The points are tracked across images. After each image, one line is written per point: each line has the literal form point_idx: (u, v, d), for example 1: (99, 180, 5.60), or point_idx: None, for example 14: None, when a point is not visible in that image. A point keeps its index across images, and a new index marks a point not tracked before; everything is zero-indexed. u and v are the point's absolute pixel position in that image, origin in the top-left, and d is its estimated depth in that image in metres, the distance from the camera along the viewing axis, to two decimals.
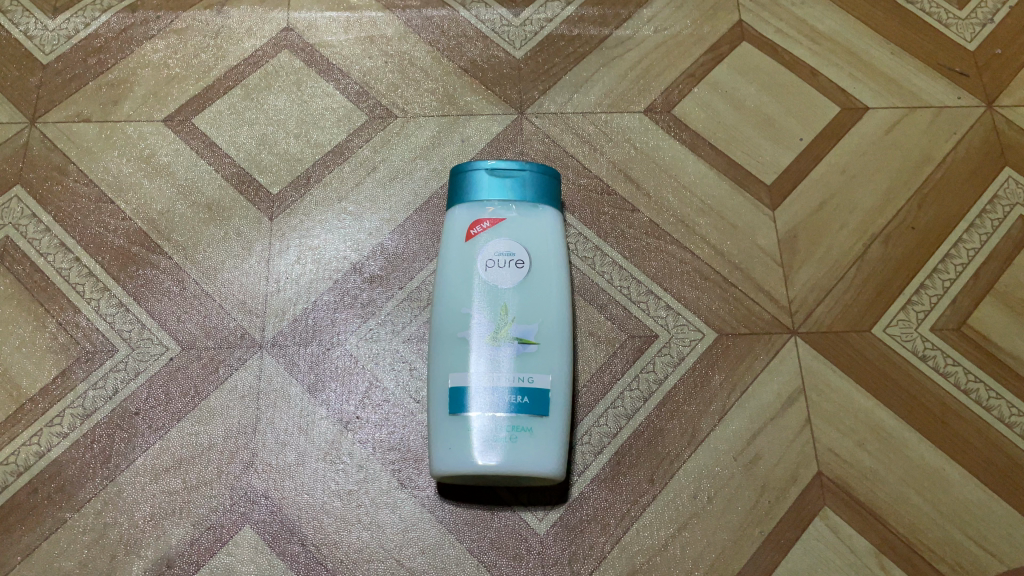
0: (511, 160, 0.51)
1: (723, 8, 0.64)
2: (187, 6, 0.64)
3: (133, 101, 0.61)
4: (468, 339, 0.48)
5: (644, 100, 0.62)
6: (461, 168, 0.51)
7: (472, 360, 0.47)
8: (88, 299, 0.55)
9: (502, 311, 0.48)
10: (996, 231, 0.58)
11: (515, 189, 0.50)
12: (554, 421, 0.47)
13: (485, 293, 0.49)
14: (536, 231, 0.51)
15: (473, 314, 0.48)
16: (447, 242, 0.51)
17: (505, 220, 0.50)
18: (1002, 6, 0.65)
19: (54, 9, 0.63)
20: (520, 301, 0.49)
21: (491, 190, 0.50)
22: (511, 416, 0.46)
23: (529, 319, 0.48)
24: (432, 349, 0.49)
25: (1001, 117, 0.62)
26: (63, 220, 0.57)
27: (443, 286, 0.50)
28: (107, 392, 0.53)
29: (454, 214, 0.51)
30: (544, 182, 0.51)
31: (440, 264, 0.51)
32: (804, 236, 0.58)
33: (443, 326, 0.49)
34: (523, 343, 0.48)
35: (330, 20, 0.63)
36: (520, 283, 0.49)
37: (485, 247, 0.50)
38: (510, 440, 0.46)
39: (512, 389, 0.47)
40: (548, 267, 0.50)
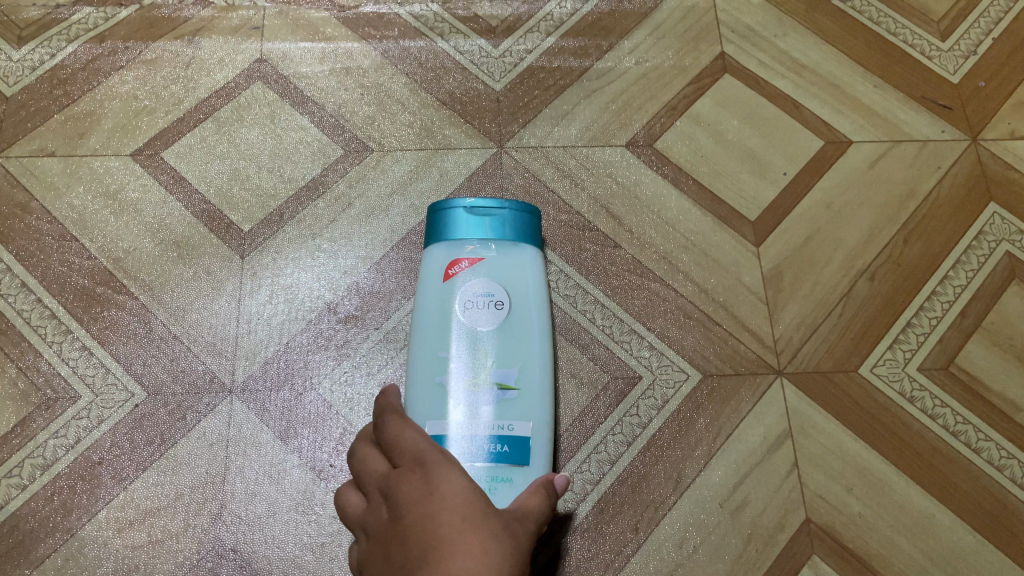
0: (491, 197, 0.49)
1: (705, 40, 0.64)
2: (156, 37, 0.62)
3: (100, 134, 0.59)
4: (446, 384, 0.46)
5: (626, 134, 0.60)
6: (439, 208, 0.50)
7: (451, 405, 0.45)
8: (50, 343, 0.53)
9: (480, 354, 0.46)
10: (983, 267, 0.57)
11: (494, 228, 0.49)
12: (535, 469, 0.45)
13: (463, 336, 0.47)
14: (516, 272, 0.49)
15: (451, 358, 0.46)
16: (426, 285, 0.49)
17: (483, 260, 0.48)
18: (986, 37, 0.65)
19: (19, 39, 0.61)
20: (499, 345, 0.47)
21: (469, 229, 0.49)
22: (489, 464, 0.44)
23: (508, 364, 0.46)
24: (410, 397, 0.47)
25: (985, 150, 0.61)
26: (25, 259, 0.55)
27: (421, 329, 0.48)
28: (69, 441, 0.50)
29: (432, 254, 0.50)
30: (524, 221, 0.50)
31: (418, 307, 0.50)
32: (789, 273, 0.57)
33: (421, 371, 0.47)
34: (502, 388, 0.46)
35: (305, 51, 0.62)
36: (500, 326, 0.47)
37: (464, 289, 0.48)
38: (489, 489, 0.44)
39: (490, 436, 0.44)
40: (528, 309, 0.48)
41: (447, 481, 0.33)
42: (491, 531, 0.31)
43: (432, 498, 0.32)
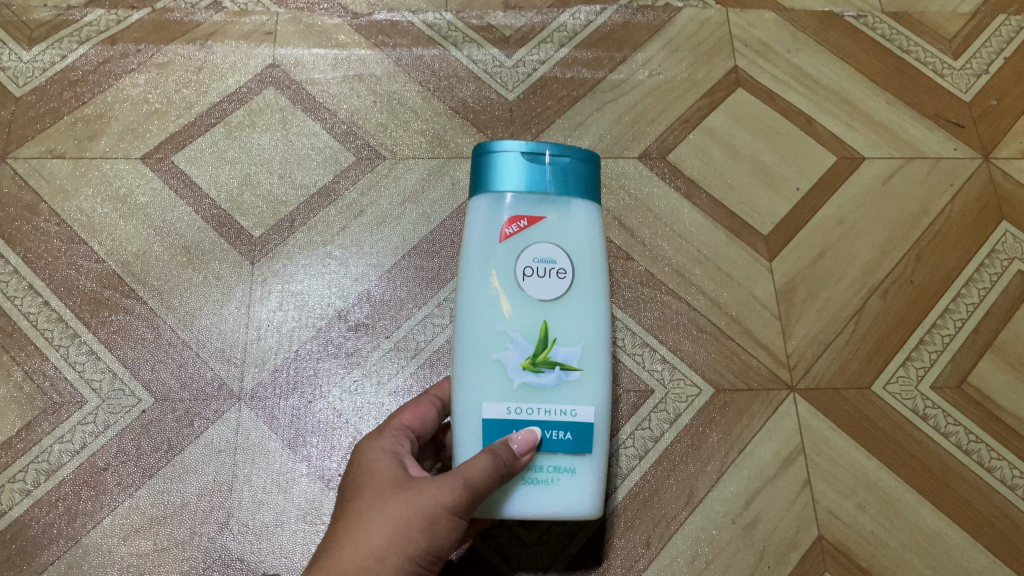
0: (553, 143, 0.37)
1: (719, 53, 0.64)
2: (168, 40, 0.62)
3: (109, 137, 0.58)
4: (502, 362, 0.36)
5: (639, 145, 0.60)
6: (488, 146, 0.38)
7: (510, 388, 0.36)
8: (56, 347, 0.52)
9: (543, 328, 0.36)
10: (994, 286, 0.57)
11: (558, 177, 0.37)
12: (598, 460, 0.37)
13: (522, 307, 0.36)
14: (581, 233, 0.38)
15: (508, 332, 0.36)
16: (471, 239, 0.38)
17: (546, 218, 0.37)
18: (996, 57, 0.65)
19: (29, 40, 0.61)
20: (565, 317, 0.37)
21: (532, 175, 0.37)
22: (549, 454, 0.36)
23: (574, 340, 0.36)
24: (455, 373, 0.37)
25: (997, 169, 0.61)
26: (32, 262, 0.54)
27: (466, 292, 0.37)
28: (74, 447, 0.50)
29: (477, 203, 0.38)
30: (588, 172, 0.38)
31: (462, 263, 0.38)
32: (802, 289, 0.57)
33: (468, 346, 0.37)
34: (567, 368, 0.36)
35: (318, 56, 0.62)
36: (566, 295, 0.37)
37: (522, 251, 0.37)
38: (550, 481, 0.36)
39: (551, 425, 0.36)
40: (596, 274, 0.38)
41: (372, 455, 0.38)
42: (388, 496, 0.36)
43: (356, 468, 0.38)
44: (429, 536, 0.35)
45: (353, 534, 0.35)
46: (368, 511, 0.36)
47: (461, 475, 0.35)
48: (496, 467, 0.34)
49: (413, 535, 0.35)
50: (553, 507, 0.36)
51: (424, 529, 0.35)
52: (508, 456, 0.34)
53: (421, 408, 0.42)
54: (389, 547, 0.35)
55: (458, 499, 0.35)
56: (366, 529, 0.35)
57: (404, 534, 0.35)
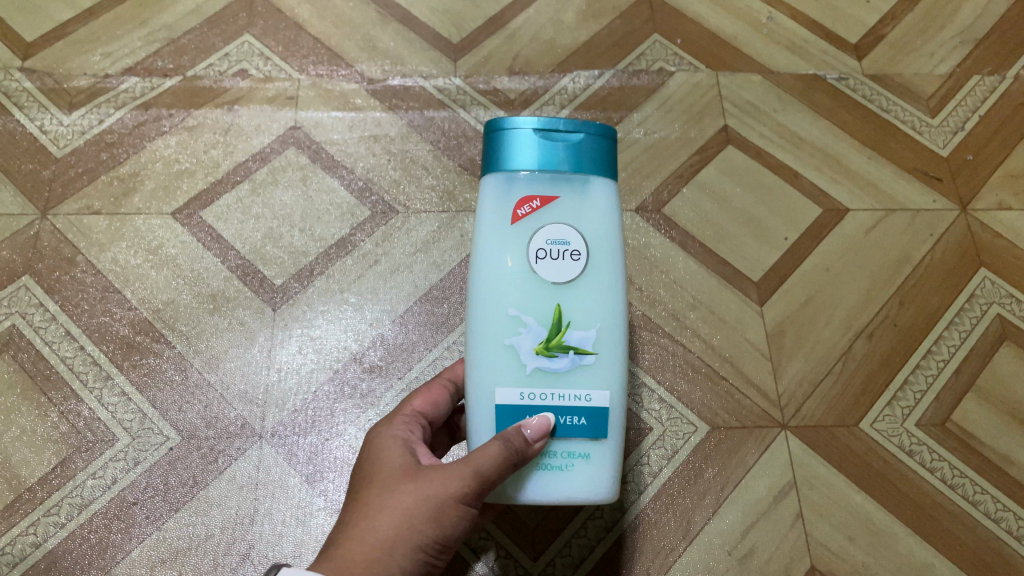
0: (565, 120, 0.39)
1: (710, 113, 0.68)
2: (198, 105, 0.67)
3: (142, 194, 0.63)
4: (516, 347, 0.38)
5: (636, 198, 0.64)
6: (500, 126, 0.39)
7: (523, 373, 0.38)
8: (91, 388, 0.56)
9: (556, 312, 0.38)
10: (975, 329, 0.61)
11: (571, 160, 0.39)
12: (613, 444, 0.39)
13: (534, 291, 0.38)
14: (594, 215, 0.39)
15: (521, 317, 0.38)
16: (484, 220, 0.40)
17: (557, 199, 0.39)
18: (971, 115, 0.70)
19: (70, 106, 0.66)
20: (577, 300, 0.38)
21: (544, 160, 0.38)
22: (563, 439, 0.38)
23: (587, 324, 0.38)
24: (470, 356, 0.39)
25: (975, 219, 0.65)
26: (69, 309, 0.58)
27: (480, 276, 0.39)
28: (106, 482, 0.53)
29: (490, 186, 0.39)
30: (601, 149, 0.40)
31: (476, 245, 0.40)
32: (791, 332, 0.60)
33: (482, 330, 0.39)
34: (580, 352, 0.38)
35: (336, 119, 0.66)
36: (579, 278, 0.38)
37: (534, 234, 0.38)
38: (564, 467, 0.38)
39: (564, 410, 0.38)
40: (610, 256, 0.39)
41: (383, 445, 0.40)
42: (398, 484, 0.37)
43: (366, 457, 0.40)
44: (438, 526, 0.36)
45: (361, 522, 0.36)
46: (378, 501, 0.37)
47: (474, 463, 0.36)
48: (507, 454, 0.36)
49: (421, 526, 0.36)
50: (567, 492, 0.38)
51: (433, 519, 0.36)
52: (521, 442, 0.36)
53: (433, 393, 0.44)
54: (397, 538, 0.36)
55: (471, 487, 0.36)
56: (375, 519, 0.36)
57: (412, 525, 0.36)
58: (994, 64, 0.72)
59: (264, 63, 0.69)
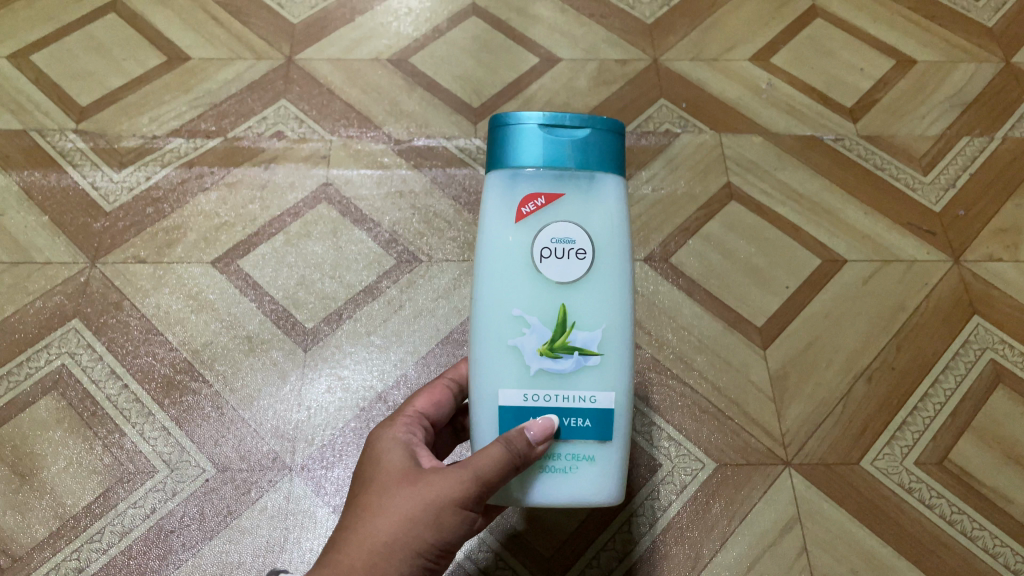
0: (570, 116, 0.39)
1: (713, 171, 0.73)
2: (238, 163, 0.72)
3: (185, 245, 0.68)
4: (520, 347, 0.39)
5: (644, 249, 0.68)
6: (506, 121, 0.39)
7: (527, 374, 0.39)
8: (133, 423, 0.59)
9: (561, 312, 0.38)
10: (970, 373, 0.63)
11: (577, 158, 0.39)
12: (618, 447, 0.40)
13: (539, 291, 0.39)
14: (599, 213, 0.40)
15: (526, 318, 0.39)
16: (489, 217, 0.40)
17: (562, 196, 0.39)
18: (962, 173, 0.74)
19: (120, 164, 0.72)
20: (582, 300, 0.39)
21: (549, 158, 0.39)
22: (567, 441, 0.39)
23: (592, 325, 0.39)
24: (475, 356, 0.40)
25: (968, 270, 0.69)
26: (115, 350, 0.62)
27: (484, 275, 0.40)
28: (145, 511, 0.56)
29: (494, 184, 0.40)
30: (607, 144, 0.40)
31: (479, 243, 0.40)
32: (793, 375, 0.63)
33: (487, 330, 0.39)
34: (585, 353, 0.38)
35: (365, 176, 0.71)
36: (584, 278, 0.39)
37: (539, 232, 0.39)
38: (569, 469, 0.39)
39: (569, 412, 0.38)
40: (615, 255, 0.40)
41: (384, 449, 0.40)
42: (399, 488, 0.38)
43: (368, 461, 0.40)
44: (437, 531, 0.37)
45: (360, 528, 0.37)
46: (377, 505, 0.37)
47: (476, 465, 0.37)
48: (510, 456, 0.37)
49: (420, 530, 0.36)
50: (572, 494, 0.39)
51: (433, 523, 0.37)
52: (524, 445, 0.37)
53: (436, 394, 0.46)
54: (395, 543, 0.36)
55: (472, 491, 0.37)
56: (374, 524, 0.37)
57: (410, 529, 0.36)
58: (982, 127, 0.77)
59: (299, 126, 0.74)
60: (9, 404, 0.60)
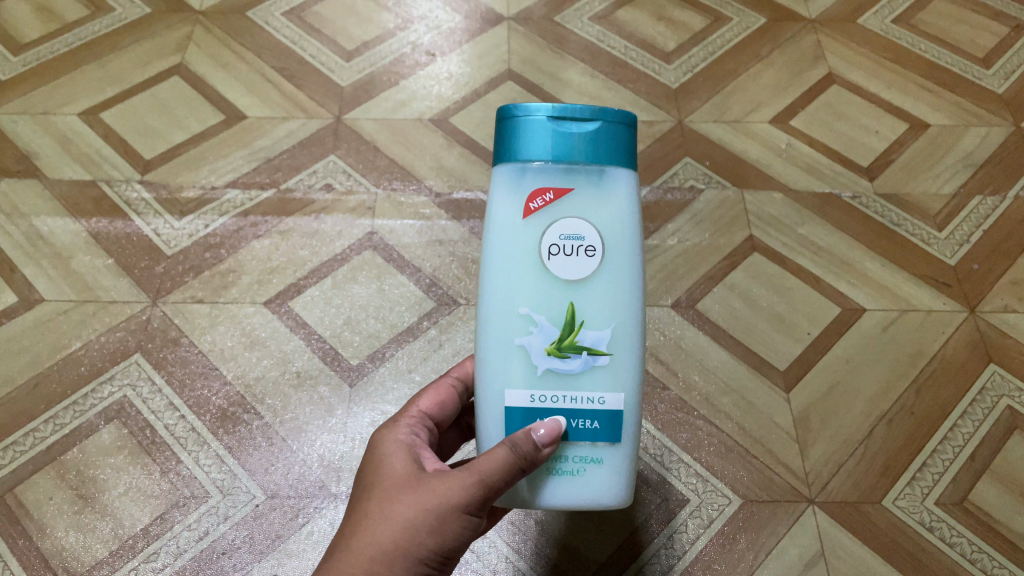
0: (581, 108, 0.38)
1: (736, 225, 0.77)
2: (290, 213, 0.77)
3: (239, 286, 0.72)
4: (527, 347, 0.38)
5: (671, 296, 0.72)
6: (515, 113, 0.38)
7: (535, 374, 0.38)
8: (190, 451, 0.63)
9: (569, 311, 0.38)
10: (987, 418, 0.66)
11: (587, 153, 0.38)
12: (627, 448, 0.39)
13: (547, 289, 0.38)
14: (610, 209, 0.39)
15: (533, 317, 0.38)
16: (496, 213, 0.39)
17: (571, 191, 0.38)
18: (975, 229, 0.78)
19: (181, 212, 0.77)
20: (591, 299, 0.38)
21: (558, 153, 0.38)
22: (575, 443, 0.38)
23: (600, 324, 0.38)
24: (481, 354, 0.39)
25: (983, 320, 0.72)
26: (174, 383, 0.67)
27: (490, 273, 0.39)
28: (199, 533, 0.60)
29: (501, 178, 0.39)
30: (618, 136, 0.39)
31: (486, 238, 0.40)
32: (816, 417, 0.66)
33: (493, 328, 0.39)
34: (594, 353, 0.38)
35: (408, 225, 0.76)
36: (593, 276, 0.38)
37: (548, 229, 0.38)
38: (577, 472, 0.38)
39: (577, 413, 0.38)
40: (626, 252, 0.39)
41: (388, 454, 0.40)
42: (400, 493, 0.37)
43: (372, 466, 0.40)
44: (439, 537, 0.36)
45: (361, 533, 0.36)
46: (378, 511, 0.37)
47: (479, 468, 0.36)
48: (515, 458, 0.36)
49: (421, 536, 0.36)
50: (580, 496, 0.38)
51: (434, 529, 0.36)
52: (530, 447, 0.36)
53: (441, 394, 0.46)
54: (396, 550, 0.36)
55: (475, 495, 0.36)
56: (374, 529, 0.36)
57: (411, 535, 0.36)
58: (993, 187, 0.81)
59: (347, 179, 0.79)
60: (74, 431, 0.64)
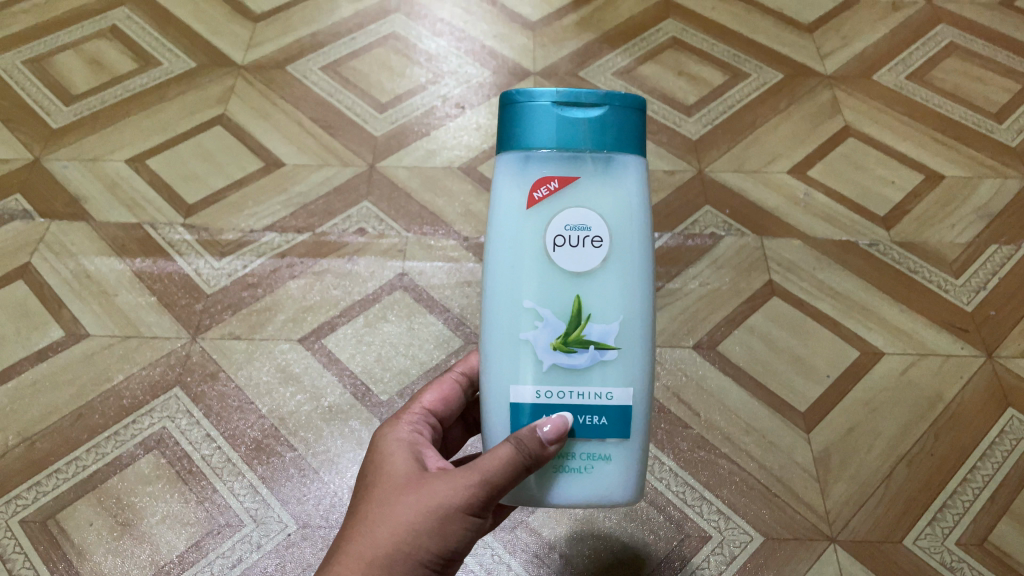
0: (587, 91, 0.37)
1: (756, 270, 0.79)
2: (325, 254, 0.80)
3: (275, 324, 0.75)
4: (533, 342, 0.37)
5: (693, 338, 0.74)
6: (518, 97, 0.37)
7: (541, 369, 0.37)
8: (225, 481, 0.65)
9: (575, 304, 0.37)
10: (1006, 461, 0.67)
11: (593, 139, 0.37)
12: (636, 443, 0.38)
13: (552, 282, 0.37)
14: (618, 198, 0.38)
15: (538, 311, 0.37)
16: (500, 201, 0.38)
17: (577, 180, 0.38)
18: (991, 277, 0.79)
19: (221, 253, 0.81)
20: (598, 291, 0.37)
21: (563, 141, 0.37)
22: (583, 440, 0.38)
23: (608, 317, 0.37)
24: (486, 347, 0.39)
25: (1001, 365, 0.73)
26: (211, 415, 0.69)
27: (494, 265, 0.38)
28: (232, 560, 0.61)
29: (506, 166, 0.38)
30: (626, 121, 0.38)
31: (490, 228, 0.39)
32: (836, 456, 0.67)
33: (498, 322, 0.38)
34: (601, 347, 0.37)
35: (437, 267, 0.79)
36: (600, 268, 0.37)
37: (552, 220, 0.37)
38: (585, 469, 0.38)
39: (584, 409, 0.37)
40: (634, 242, 0.38)
41: (390, 453, 0.40)
42: (400, 495, 0.37)
43: (373, 467, 0.39)
44: (440, 539, 0.36)
45: (361, 537, 0.36)
46: (378, 512, 0.36)
47: (480, 469, 0.35)
48: (519, 457, 0.35)
49: (422, 539, 0.35)
50: (589, 493, 0.38)
51: (435, 532, 0.36)
52: (535, 444, 0.36)
53: (444, 389, 0.47)
54: (396, 552, 0.35)
55: (476, 496, 0.35)
56: (374, 533, 0.36)
57: (412, 538, 0.35)
58: (1008, 236, 0.83)
59: (379, 223, 0.83)
60: (114, 460, 0.67)
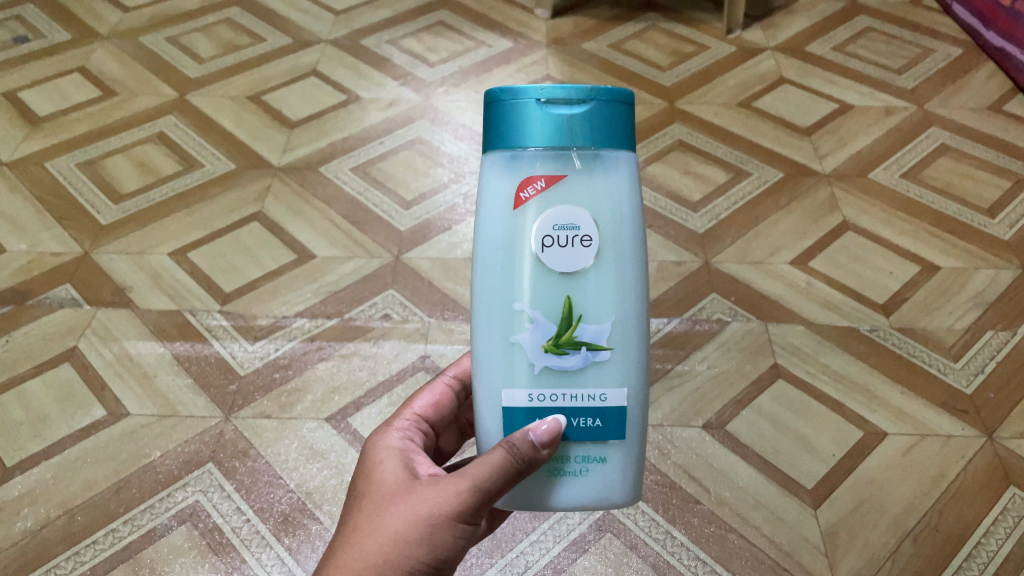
0: (572, 88, 0.38)
1: (762, 354, 0.83)
2: (353, 338, 0.85)
3: (304, 403, 0.79)
4: (525, 344, 0.39)
5: (702, 418, 0.78)
6: (505, 97, 0.38)
7: (532, 371, 0.39)
8: (254, 552, 0.68)
9: (566, 305, 0.39)
10: (1010, 537, 0.69)
11: (581, 137, 0.38)
12: (631, 442, 0.41)
13: (542, 283, 0.39)
14: (606, 192, 0.39)
15: (529, 313, 0.39)
16: (490, 199, 0.40)
17: (564, 178, 0.39)
18: (989, 361, 0.83)
19: (255, 337, 0.86)
20: (588, 291, 0.39)
21: (549, 140, 0.38)
22: (579, 444, 0.40)
23: (599, 318, 0.39)
24: (478, 346, 0.41)
25: (1001, 444, 0.75)
26: (242, 490, 0.72)
27: (485, 267, 0.40)
28: None
29: (495, 164, 0.40)
30: (613, 114, 0.39)
31: (480, 226, 0.41)
32: (844, 532, 0.69)
33: (490, 323, 0.40)
34: (593, 348, 0.39)
35: (458, 350, 0.84)
36: (591, 267, 0.39)
37: (541, 220, 0.39)
38: (581, 472, 0.40)
39: (579, 413, 0.40)
40: (624, 238, 0.40)
41: (383, 465, 0.42)
42: (391, 506, 0.39)
43: (366, 477, 0.42)
44: (430, 548, 0.38)
45: (352, 548, 0.38)
46: (370, 524, 0.39)
47: (469, 476, 0.38)
48: (510, 462, 0.37)
49: (413, 548, 0.38)
50: (586, 495, 0.40)
51: (425, 542, 0.38)
52: (528, 449, 0.38)
53: (436, 394, 0.51)
54: (388, 562, 0.38)
55: (467, 503, 0.38)
56: (366, 544, 0.38)
57: (403, 548, 0.38)
58: (1003, 322, 0.87)
59: (403, 309, 0.88)
60: (149, 531, 0.70)
